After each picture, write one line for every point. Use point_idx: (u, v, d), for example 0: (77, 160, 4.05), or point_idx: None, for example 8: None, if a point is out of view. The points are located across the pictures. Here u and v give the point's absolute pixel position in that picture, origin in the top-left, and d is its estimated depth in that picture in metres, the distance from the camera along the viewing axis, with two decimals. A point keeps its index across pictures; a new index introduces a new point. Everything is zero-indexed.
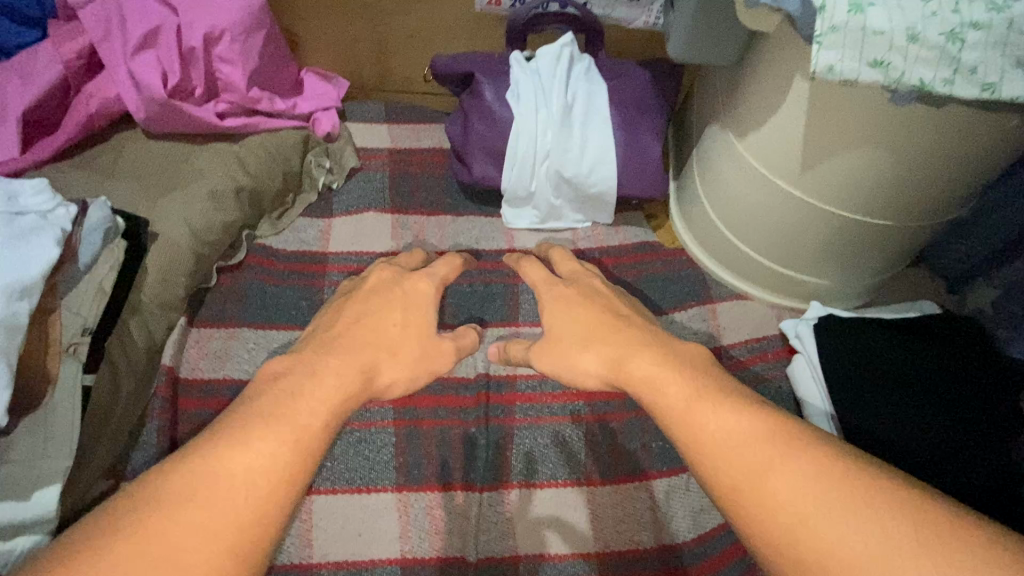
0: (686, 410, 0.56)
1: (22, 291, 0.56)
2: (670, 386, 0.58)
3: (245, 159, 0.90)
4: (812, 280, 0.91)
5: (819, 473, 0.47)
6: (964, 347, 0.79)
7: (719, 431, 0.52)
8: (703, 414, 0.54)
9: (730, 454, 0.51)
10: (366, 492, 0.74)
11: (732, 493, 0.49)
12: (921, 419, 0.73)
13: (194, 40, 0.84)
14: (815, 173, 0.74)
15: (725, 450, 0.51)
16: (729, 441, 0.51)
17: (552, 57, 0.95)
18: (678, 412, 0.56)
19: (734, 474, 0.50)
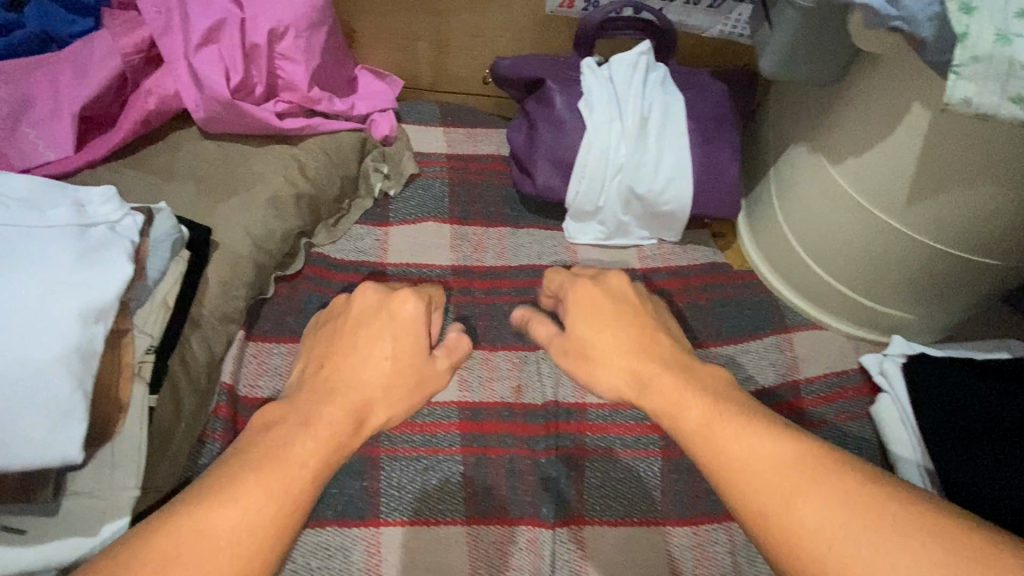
0: (713, 424, 0.53)
1: (97, 312, 0.52)
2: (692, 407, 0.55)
3: (304, 163, 0.85)
4: (894, 313, 0.86)
5: (844, 497, 0.44)
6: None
7: (724, 445, 0.51)
8: (726, 436, 0.51)
9: (744, 475, 0.48)
10: (435, 525, 0.70)
11: (756, 514, 0.47)
12: None
13: (258, 37, 0.79)
14: (923, 206, 0.70)
15: (740, 471, 0.49)
16: (751, 457, 0.49)
17: (628, 65, 0.90)
18: (697, 431, 0.53)
19: (749, 487, 0.48)
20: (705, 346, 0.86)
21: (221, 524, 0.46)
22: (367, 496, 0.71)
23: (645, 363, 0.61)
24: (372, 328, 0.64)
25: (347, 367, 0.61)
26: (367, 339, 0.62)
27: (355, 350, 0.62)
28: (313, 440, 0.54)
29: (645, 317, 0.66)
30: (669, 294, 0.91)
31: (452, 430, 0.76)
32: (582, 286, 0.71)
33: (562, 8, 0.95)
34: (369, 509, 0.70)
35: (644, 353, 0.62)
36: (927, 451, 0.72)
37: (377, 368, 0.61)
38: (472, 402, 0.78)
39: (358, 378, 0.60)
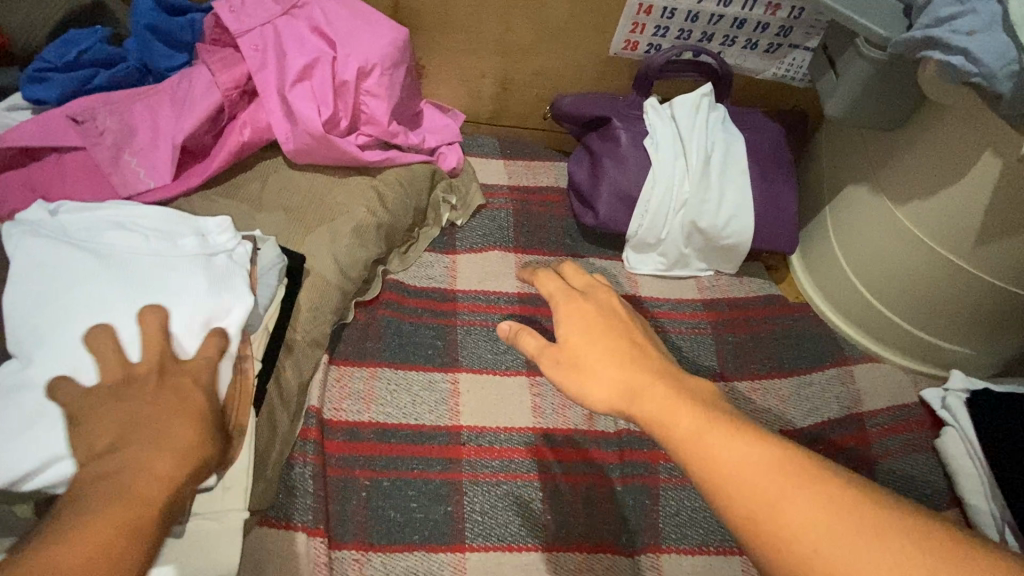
0: (698, 430, 0.46)
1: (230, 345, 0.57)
2: (682, 416, 0.47)
3: (383, 193, 0.88)
4: (951, 348, 0.89)
5: (826, 499, 0.39)
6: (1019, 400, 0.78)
7: (711, 447, 0.44)
8: (715, 443, 0.44)
9: (733, 480, 0.42)
10: (517, 551, 0.71)
11: (745, 520, 0.41)
12: None
13: (348, 74, 0.83)
14: (991, 248, 0.73)
15: (736, 481, 0.42)
16: (736, 459, 0.43)
17: (691, 106, 0.94)
18: (686, 443, 0.46)
19: (732, 490, 0.42)
20: (723, 379, 0.88)
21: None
22: (451, 521, 0.72)
23: (637, 375, 0.53)
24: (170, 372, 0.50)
25: (152, 413, 0.46)
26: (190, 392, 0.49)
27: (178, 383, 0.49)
28: (165, 474, 0.44)
29: (635, 333, 0.57)
30: (658, 321, 0.93)
31: (529, 455, 0.78)
32: (576, 298, 0.61)
33: (625, 50, 1.00)
34: (454, 534, 0.71)
35: (652, 374, 0.52)
36: (995, 480, 0.74)
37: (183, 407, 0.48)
38: (547, 428, 0.80)
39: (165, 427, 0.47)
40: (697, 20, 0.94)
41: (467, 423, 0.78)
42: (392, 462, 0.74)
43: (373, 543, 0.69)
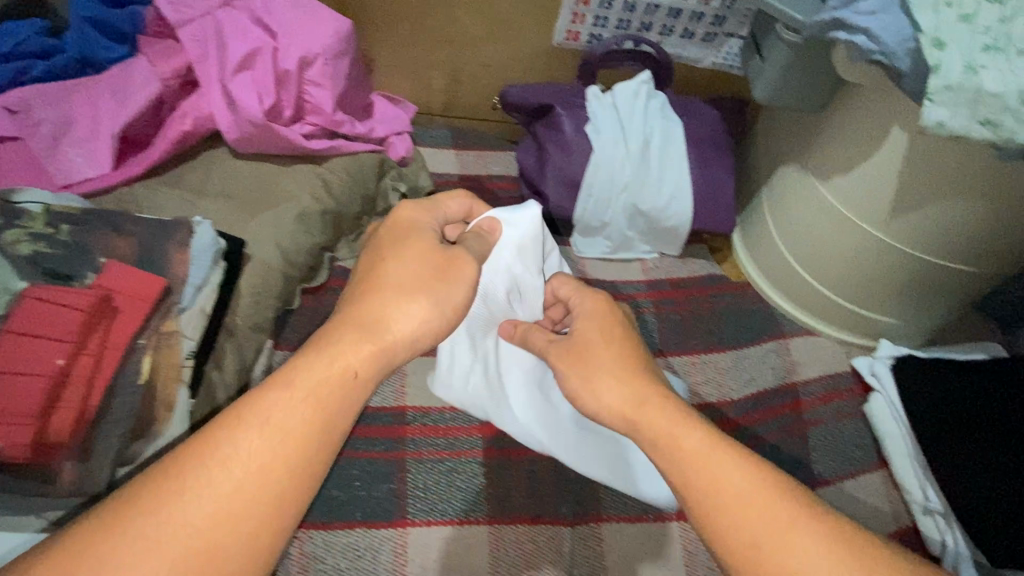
0: (699, 460, 0.51)
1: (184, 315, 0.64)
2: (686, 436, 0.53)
3: (329, 181, 0.90)
4: (882, 320, 0.93)
5: (822, 535, 0.45)
6: (991, 404, 0.76)
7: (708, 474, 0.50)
8: (720, 467, 0.50)
9: (732, 508, 0.47)
10: (459, 524, 0.72)
11: (747, 548, 0.45)
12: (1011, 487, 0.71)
13: (289, 64, 0.84)
14: (904, 220, 0.77)
15: (730, 500, 0.48)
16: (724, 481, 0.49)
17: (630, 93, 0.97)
18: (692, 460, 0.51)
19: (724, 507, 0.48)
20: (661, 355, 0.91)
21: (205, 512, 0.43)
22: (394, 497, 0.72)
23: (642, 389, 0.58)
24: (387, 247, 0.58)
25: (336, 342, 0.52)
26: (420, 275, 0.56)
27: (403, 268, 0.56)
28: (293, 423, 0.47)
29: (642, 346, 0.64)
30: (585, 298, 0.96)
31: (474, 432, 0.79)
32: (595, 302, 0.68)
33: (568, 41, 1.03)
34: (396, 510, 0.71)
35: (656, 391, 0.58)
36: (920, 449, 0.78)
37: (410, 285, 0.55)
38: None
39: (368, 330, 0.53)
40: (635, 10, 0.98)
41: (412, 404, 0.79)
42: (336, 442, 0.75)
43: (317, 520, 0.69)
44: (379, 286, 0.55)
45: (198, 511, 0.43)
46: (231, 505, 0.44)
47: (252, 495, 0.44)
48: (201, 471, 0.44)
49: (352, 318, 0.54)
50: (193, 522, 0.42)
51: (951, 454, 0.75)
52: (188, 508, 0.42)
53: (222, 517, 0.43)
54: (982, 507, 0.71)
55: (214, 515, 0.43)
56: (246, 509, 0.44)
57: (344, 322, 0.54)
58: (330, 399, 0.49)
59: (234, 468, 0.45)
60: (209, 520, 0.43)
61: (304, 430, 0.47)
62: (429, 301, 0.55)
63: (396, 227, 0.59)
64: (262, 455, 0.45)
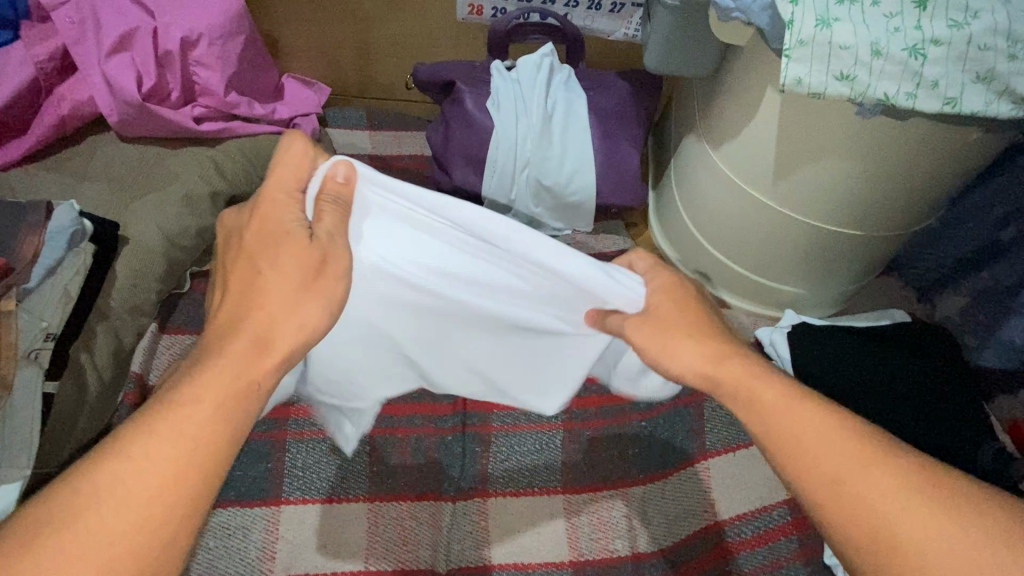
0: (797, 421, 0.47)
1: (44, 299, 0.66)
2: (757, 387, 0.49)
3: (221, 163, 0.89)
4: (788, 289, 0.92)
5: (907, 471, 0.44)
6: (907, 386, 0.77)
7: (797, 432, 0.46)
8: (797, 410, 0.47)
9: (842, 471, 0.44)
10: (336, 502, 0.71)
11: (830, 482, 0.44)
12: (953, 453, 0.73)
13: (170, 44, 0.83)
14: (789, 183, 0.76)
15: (819, 445, 0.46)
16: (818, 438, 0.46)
17: (533, 66, 0.95)
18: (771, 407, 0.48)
19: (827, 464, 0.45)
20: None
21: (117, 522, 0.39)
22: (271, 476, 0.72)
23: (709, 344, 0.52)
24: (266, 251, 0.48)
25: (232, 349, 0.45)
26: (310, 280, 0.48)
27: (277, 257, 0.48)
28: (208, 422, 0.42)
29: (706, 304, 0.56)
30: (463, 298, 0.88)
31: None
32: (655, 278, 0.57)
33: (472, 15, 1.01)
34: (272, 489, 0.71)
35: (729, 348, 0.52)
36: None
37: (287, 291, 0.47)
38: None
39: (261, 332, 0.46)
40: None
41: None
42: None
43: None
44: (263, 293, 0.47)
45: (108, 534, 0.38)
46: (144, 523, 0.39)
47: (167, 512, 0.40)
48: (99, 492, 0.39)
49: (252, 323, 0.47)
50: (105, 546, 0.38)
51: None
52: (93, 531, 0.38)
53: (141, 528, 0.39)
54: None
55: (128, 534, 0.39)
56: (162, 528, 0.40)
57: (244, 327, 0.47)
58: (235, 406, 0.44)
59: (140, 485, 0.40)
60: (122, 544, 0.39)
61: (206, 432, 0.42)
62: (321, 304, 0.48)
63: (264, 231, 0.49)
64: (167, 469, 0.40)
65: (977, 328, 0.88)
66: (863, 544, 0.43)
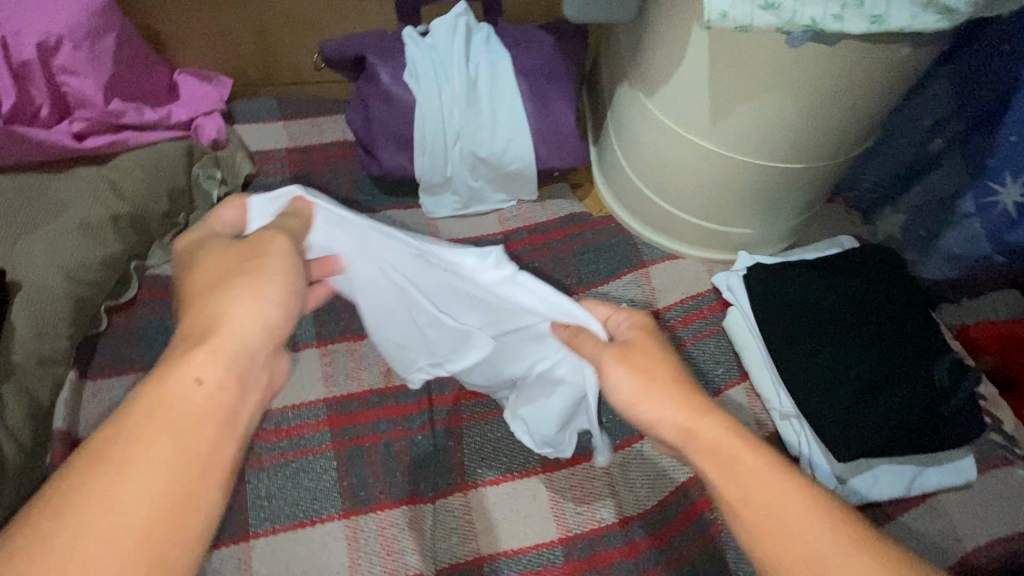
0: (748, 469, 0.45)
1: None
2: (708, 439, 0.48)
3: (119, 182, 0.79)
4: (739, 232, 0.91)
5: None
6: (859, 313, 0.77)
7: (753, 493, 0.44)
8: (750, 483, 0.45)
9: (788, 540, 0.42)
10: (310, 525, 0.68)
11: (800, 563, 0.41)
12: (909, 367, 0.73)
13: (26, 53, 0.72)
14: (726, 125, 0.74)
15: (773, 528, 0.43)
16: (780, 511, 0.43)
17: (447, 30, 0.89)
18: (714, 455, 0.47)
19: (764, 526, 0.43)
20: (640, 268, 0.92)
21: (117, 530, 0.36)
22: (235, 511, 0.68)
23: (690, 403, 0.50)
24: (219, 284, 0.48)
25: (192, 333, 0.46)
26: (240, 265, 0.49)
27: (206, 273, 0.50)
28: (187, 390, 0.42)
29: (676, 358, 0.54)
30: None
31: (321, 426, 0.74)
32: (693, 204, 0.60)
33: None
34: (239, 525, 0.67)
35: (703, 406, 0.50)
36: (772, 356, 0.78)
37: (225, 285, 0.48)
38: (340, 395, 0.76)
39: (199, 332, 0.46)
40: None
41: None
42: None
43: None
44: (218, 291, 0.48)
45: (115, 558, 0.35)
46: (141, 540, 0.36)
47: (158, 515, 0.37)
48: (92, 510, 0.36)
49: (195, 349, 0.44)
50: (115, 561, 0.35)
51: (821, 365, 0.75)
52: (91, 537, 0.35)
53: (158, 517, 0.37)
54: (841, 399, 0.73)
55: (131, 555, 0.36)
56: (163, 542, 0.37)
57: (191, 344, 0.44)
58: (220, 391, 0.43)
59: (146, 492, 0.38)
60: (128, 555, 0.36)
61: (188, 426, 0.41)
62: (257, 298, 0.48)
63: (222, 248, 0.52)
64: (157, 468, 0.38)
65: (917, 243, 0.90)
66: None
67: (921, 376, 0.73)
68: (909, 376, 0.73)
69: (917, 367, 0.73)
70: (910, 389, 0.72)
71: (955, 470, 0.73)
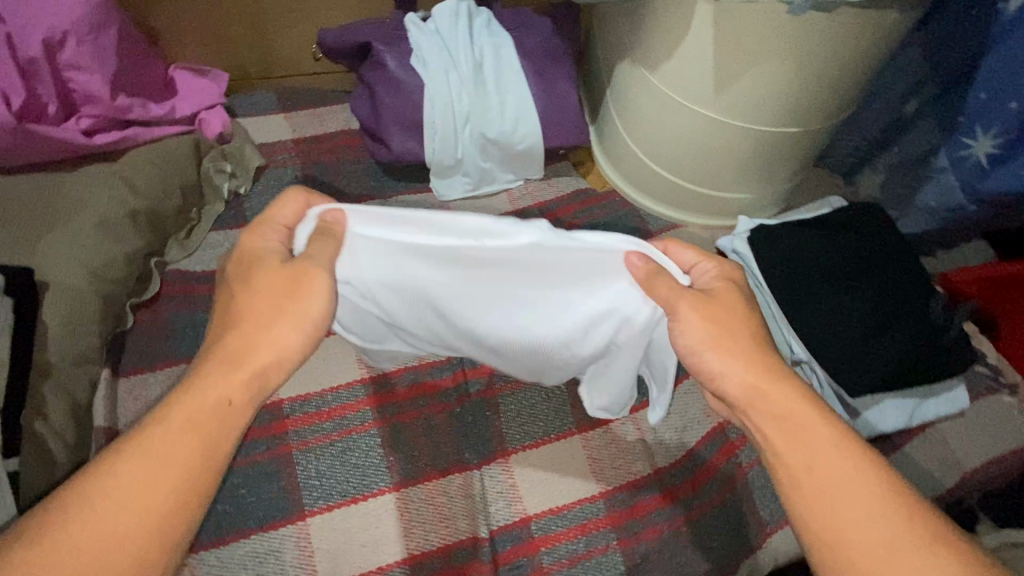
0: (817, 447, 0.52)
1: None
2: (779, 412, 0.54)
3: (132, 178, 0.78)
4: (737, 197, 0.96)
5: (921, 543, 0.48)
6: (862, 261, 0.83)
7: (816, 462, 0.51)
8: (816, 458, 0.51)
9: (837, 504, 0.50)
10: (362, 500, 0.70)
11: (850, 521, 0.49)
12: (904, 310, 0.80)
13: (32, 49, 0.71)
14: (728, 94, 0.79)
15: (832, 492, 0.50)
16: (840, 483, 0.50)
17: (450, 13, 0.90)
18: (786, 430, 0.53)
19: (823, 488, 0.50)
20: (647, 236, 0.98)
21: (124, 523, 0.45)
22: (287, 492, 0.69)
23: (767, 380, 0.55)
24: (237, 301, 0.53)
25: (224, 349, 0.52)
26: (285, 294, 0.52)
27: (256, 296, 0.53)
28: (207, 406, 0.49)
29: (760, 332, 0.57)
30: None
31: (361, 406, 0.75)
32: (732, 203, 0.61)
33: None
34: (292, 505, 0.68)
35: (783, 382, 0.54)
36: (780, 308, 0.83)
37: (265, 309, 0.52)
38: (377, 374, 0.77)
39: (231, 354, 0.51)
40: None
41: (287, 396, 0.74)
42: None
43: (205, 541, 0.65)
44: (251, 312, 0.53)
45: (116, 548, 0.44)
46: (145, 524, 0.45)
47: (151, 522, 0.46)
48: (111, 501, 0.45)
49: (219, 369, 0.51)
50: (114, 551, 0.44)
51: (826, 314, 0.81)
52: (104, 524, 0.44)
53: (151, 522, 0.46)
54: (846, 344, 0.79)
55: (139, 538, 0.45)
56: (160, 532, 0.46)
57: (221, 364, 0.51)
58: (229, 415, 0.50)
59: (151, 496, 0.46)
60: (126, 545, 0.45)
61: (199, 440, 0.48)
62: (291, 324, 0.52)
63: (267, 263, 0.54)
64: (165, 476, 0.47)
65: (897, 199, 0.97)
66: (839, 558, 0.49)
67: (914, 318, 0.80)
68: (910, 318, 0.79)
69: (911, 310, 0.80)
70: (909, 327, 0.79)
71: (949, 400, 0.81)
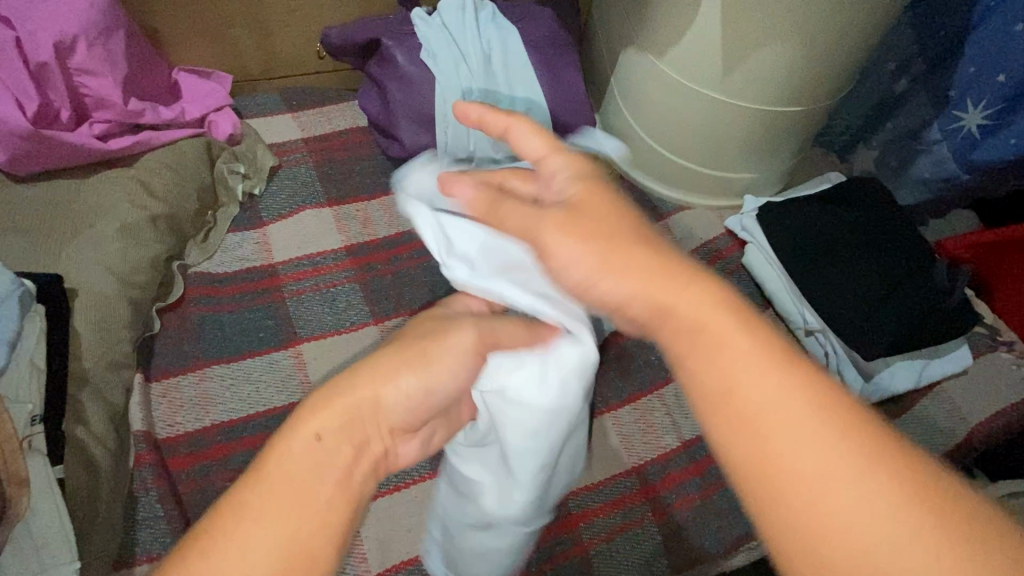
0: (742, 364, 0.32)
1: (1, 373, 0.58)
2: (683, 310, 0.34)
3: (149, 183, 0.78)
4: (743, 177, 0.99)
5: (894, 501, 0.29)
6: (868, 231, 0.87)
7: (738, 380, 0.32)
8: (743, 376, 0.32)
9: (770, 441, 0.31)
10: (405, 487, 0.71)
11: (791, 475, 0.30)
12: (910, 278, 0.84)
13: (44, 55, 0.70)
14: (736, 76, 0.82)
15: (771, 432, 0.31)
16: (775, 405, 0.31)
17: (457, 8, 0.93)
18: (694, 338, 0.34)
19: (757, 425, 0.31)
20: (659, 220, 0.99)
21: None
22: None
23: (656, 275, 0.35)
24: (609, 262, 0.36)
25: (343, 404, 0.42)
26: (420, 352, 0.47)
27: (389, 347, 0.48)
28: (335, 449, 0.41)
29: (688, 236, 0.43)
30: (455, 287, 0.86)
31: None
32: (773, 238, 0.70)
33: None
34: None
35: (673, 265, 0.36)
36: (793, 283, 0.88)
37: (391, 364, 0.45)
38: None
39: (345, 403, 0.42)
40: None
41: None
42: (250, 454, 0.70)
43: None
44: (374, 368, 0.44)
45: None
46: None
47: None
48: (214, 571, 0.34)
49: (330, 412, 0.41)
50: None
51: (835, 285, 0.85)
52: None
53: None
54: (856, 312, 0.83)
55: None
56: None
57: (323, 403, 0.42)
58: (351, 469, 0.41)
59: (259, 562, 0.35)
60: None
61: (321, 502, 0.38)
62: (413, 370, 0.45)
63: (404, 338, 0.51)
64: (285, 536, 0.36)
65: (891, 172, 1.00)
66: (778, 533, 0.30)
67: (922, 284, 0.83)
68: (916, 285, 0.83)
69: (918, 277, 0.84)
70: (917, 290, 0.83)
71: (952, 360, 0.85)
